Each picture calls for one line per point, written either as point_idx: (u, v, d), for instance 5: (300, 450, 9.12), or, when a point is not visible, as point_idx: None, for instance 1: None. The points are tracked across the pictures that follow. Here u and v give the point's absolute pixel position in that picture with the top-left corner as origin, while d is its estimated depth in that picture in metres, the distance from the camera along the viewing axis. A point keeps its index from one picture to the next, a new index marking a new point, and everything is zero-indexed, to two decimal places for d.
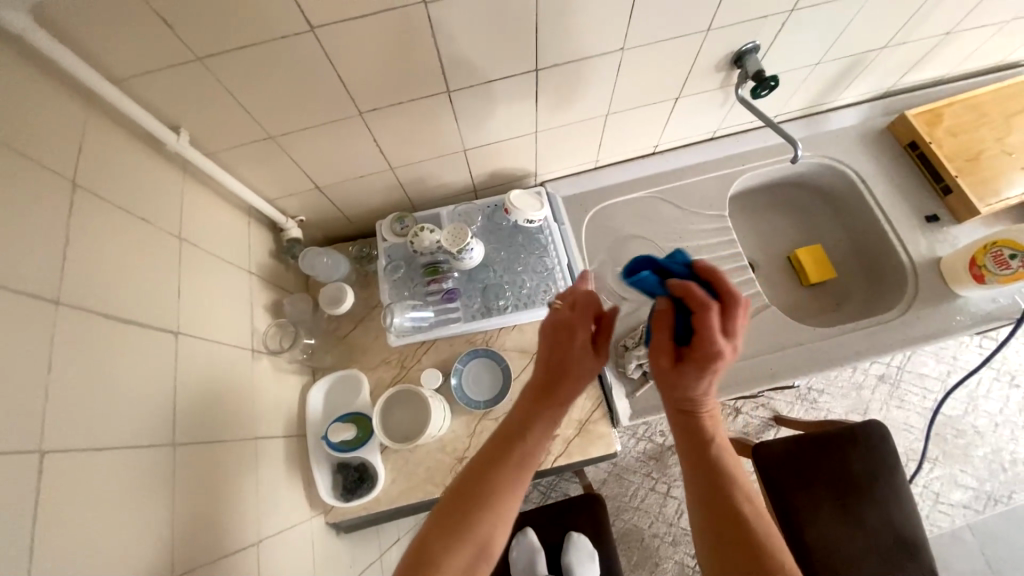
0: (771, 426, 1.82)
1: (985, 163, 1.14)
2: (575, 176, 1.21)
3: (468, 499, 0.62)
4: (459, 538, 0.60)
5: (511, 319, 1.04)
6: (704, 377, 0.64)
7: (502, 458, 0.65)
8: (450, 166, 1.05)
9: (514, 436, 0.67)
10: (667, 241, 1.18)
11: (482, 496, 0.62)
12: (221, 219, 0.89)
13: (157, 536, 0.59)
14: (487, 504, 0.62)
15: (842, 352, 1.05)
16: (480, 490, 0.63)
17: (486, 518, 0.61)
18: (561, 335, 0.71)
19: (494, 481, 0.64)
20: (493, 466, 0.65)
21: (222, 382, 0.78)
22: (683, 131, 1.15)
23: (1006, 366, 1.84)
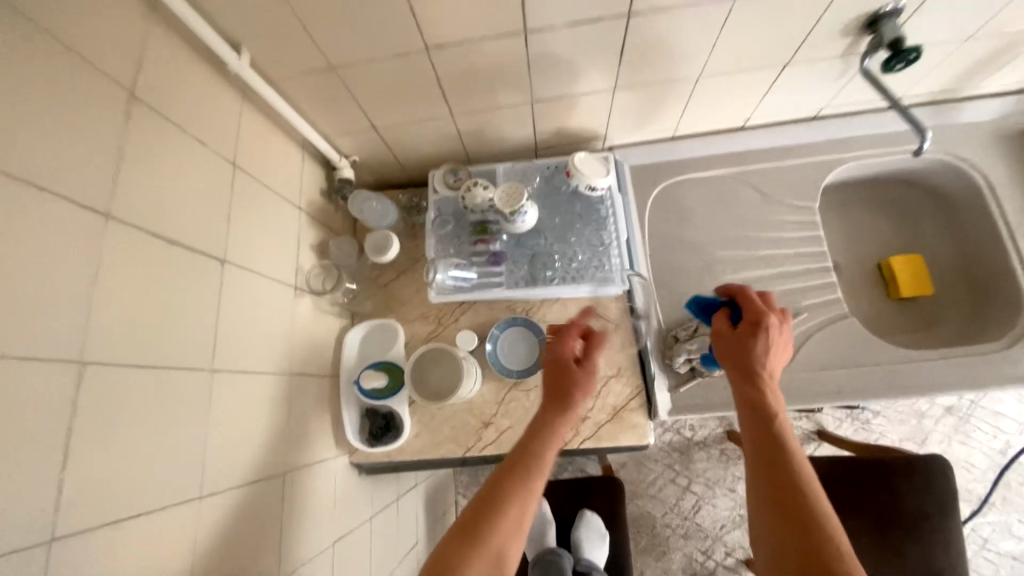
0: (812, 440, 1.69)
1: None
2: (649, 145, 1.09)
3: (488, 508, 0.61)
4: (477, 549, 0.58)
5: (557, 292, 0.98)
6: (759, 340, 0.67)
7: (521, 467, 0.65)
8: (513, 119, 0.96)
9: (530, 450, 0.66)
10: (740, 230, 1.07)
11: (504, 505, 0.61)
12: (276, 150, 0.86)
13: (188, 456, 0.61)
14: (507, 517, 0.60)
15: (925, 379, 0.92)
16: (501, 500, 0.61)
17: (506, 531, 0.60)
18: (558, 364, 0.74)
19: (514, 492, 0.62)
20: (513, 474, 0.64)
21: (263, 316, 0.78)
22: (783, 105, 1.00)
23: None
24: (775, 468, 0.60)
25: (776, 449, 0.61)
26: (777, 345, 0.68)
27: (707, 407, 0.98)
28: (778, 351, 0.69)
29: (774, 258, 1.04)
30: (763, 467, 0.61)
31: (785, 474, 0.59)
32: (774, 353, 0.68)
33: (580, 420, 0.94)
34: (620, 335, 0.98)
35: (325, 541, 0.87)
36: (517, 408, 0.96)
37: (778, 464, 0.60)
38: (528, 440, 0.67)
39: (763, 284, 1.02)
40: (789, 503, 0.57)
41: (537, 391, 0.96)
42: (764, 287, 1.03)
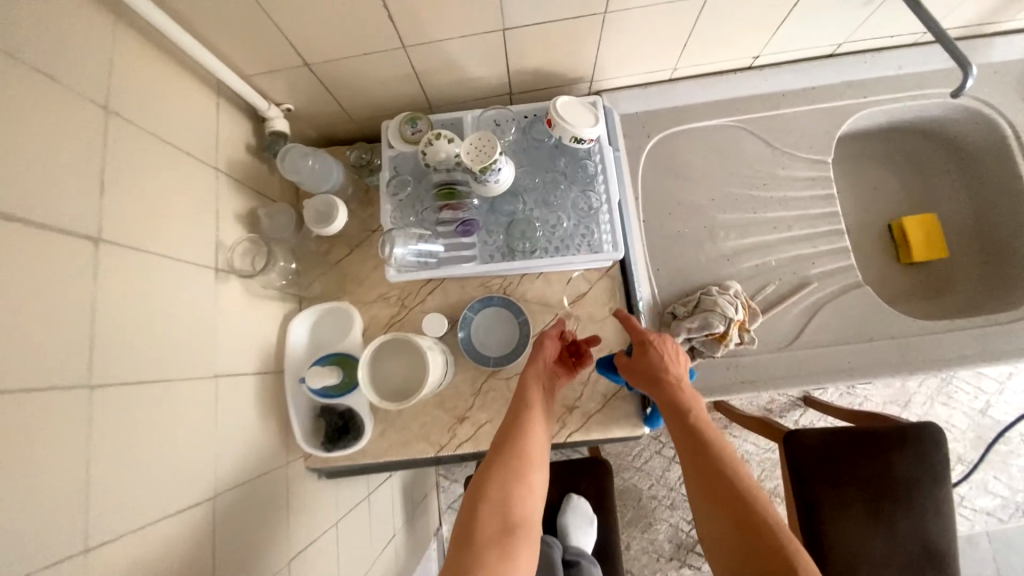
0: (797, 406, 1.61)
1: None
2: (641, 89, 0.93)
3: (494, 455, 0.64)
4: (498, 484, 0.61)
5: (541, 264, 0.83)
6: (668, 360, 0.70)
7: (520, 414, 0.68)
8: (482, 54, 0.78)
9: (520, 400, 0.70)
10: (743, 188, 0.93)
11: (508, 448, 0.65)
12: (176, 94, 0.67)
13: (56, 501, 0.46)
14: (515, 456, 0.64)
15: (946, 353, 0.83)
16: (507, 443, 0.65)
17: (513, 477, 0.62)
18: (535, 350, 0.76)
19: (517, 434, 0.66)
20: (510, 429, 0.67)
21: (167, 309, 0.61)
22: (800, 39, 0.85)
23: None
24: (705, 458, 0.60)
25: (699, 443, 0.62)
26: (669, 361, 0.69)
27: (708, 392, 0.83)
28: (678, 366, 0.69)
29: (782, 221, 0.92)
30: (694, 461, 0.61)
31: (714, 463, 0.60)
32: (670, 369, 0.68)
33: (566, 411, 0.82)
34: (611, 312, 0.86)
35: (278, 562, 0.76)
36: (495, 400, 0.84)
37: (706, 455, 0.60)
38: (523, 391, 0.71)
39: (771, 251, 0.91)
40: (722, 489, 0.58)
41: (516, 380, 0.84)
42: (770, 255, 0.91)
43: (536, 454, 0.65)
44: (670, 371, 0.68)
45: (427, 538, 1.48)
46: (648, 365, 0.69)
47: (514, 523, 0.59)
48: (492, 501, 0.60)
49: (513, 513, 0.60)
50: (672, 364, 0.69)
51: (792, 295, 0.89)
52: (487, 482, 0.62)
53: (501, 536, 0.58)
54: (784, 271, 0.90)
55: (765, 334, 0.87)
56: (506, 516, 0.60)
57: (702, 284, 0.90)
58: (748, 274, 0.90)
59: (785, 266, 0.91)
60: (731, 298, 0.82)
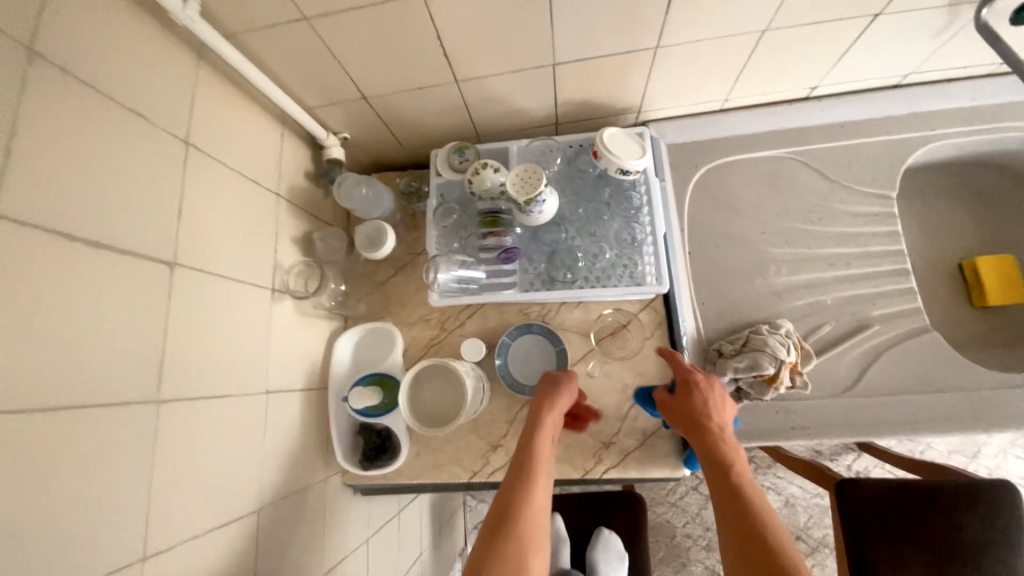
0: (850, 450, 1.49)
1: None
2: (690, 120, 0.91)
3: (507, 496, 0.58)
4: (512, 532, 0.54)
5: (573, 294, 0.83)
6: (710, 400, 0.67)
7: (534, 453, 0.63)
8: (531, 87, 0.80)
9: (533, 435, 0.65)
10: (796, 222, 0.90)
11: (520, 489, 0.59)
12: (246, 127, 0.72)
13: (120, 509, 0.49)
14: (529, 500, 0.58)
15: None
16: (521, 483, 0.59)
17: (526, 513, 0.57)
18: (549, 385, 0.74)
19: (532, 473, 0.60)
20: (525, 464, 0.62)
21: (227, 329, 0.65)
22: (862, 71, 0.81)
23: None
24: (745, 507, 0.56)
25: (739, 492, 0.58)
26: (711, 402, 0.67)
27: (755, 437, 0.79)
28: (722, 408, 0.67)
29: (839, 257, 0.88)
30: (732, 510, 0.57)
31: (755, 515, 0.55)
32: (712, 411, 0.66)
33: (603, 446, 0.80)
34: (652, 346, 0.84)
35: None
36: None
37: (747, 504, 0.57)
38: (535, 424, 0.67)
39: (825, 289, 0.86)
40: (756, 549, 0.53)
41: None
42: (826, 293, 0.87)
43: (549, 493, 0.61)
44: (712, 413, 0.66)
45: (452, 560, 1.46)
46: (689, 403, 0.67)
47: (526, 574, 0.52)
48: (507, 548, 0.53)
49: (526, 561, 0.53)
50: (716, 405, 0.67)
51: (849, 337, 0.84)
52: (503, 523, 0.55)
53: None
54: (840, 311, 0.85)
55: (818, 377, 0.82)
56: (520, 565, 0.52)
57: (750, 322, 0.86)
58: (800, 313, 0.86)
59: (841, 306, 0.86)
60: (782, 340, 0.78)
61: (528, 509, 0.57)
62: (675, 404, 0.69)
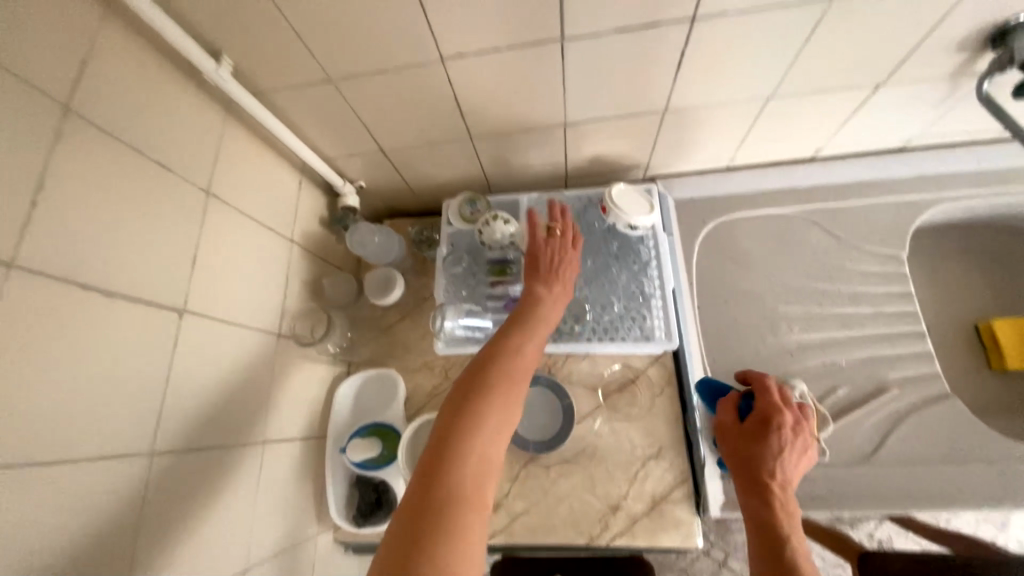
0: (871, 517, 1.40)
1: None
2: (697, 176, 0.93)
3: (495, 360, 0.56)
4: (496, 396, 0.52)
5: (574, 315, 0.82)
6: (780, 443, 0.60)
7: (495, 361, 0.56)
8: (543, 144, 0.83)
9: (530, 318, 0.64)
10: (806, 279, 0.89)
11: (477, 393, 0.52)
12: (266, 176, 0.74)
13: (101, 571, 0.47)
14: (518, 377, 0.56)
15: None
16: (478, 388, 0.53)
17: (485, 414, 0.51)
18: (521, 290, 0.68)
19: (522, 352, 0.59)
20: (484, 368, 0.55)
21: (229, 375, 0.64)
22: (865, 135, 0.83)
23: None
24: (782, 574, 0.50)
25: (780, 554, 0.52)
26: (783, 452, 0.60)
27: None
28: (795, 465, 0.59)
29: (851, 316, 0.86)
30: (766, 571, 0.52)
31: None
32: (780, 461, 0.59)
33: (611, 510, 0.76)
34: (661, 402, 0.82)
35: None
36: (533, 489, 0.79)
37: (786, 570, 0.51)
38: (535, 307, 0.65)
39: (837, 350, 0.84)
40: None
41: (556, 470, 0.79)
42: (841, 353, 0.85)
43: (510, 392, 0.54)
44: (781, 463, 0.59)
45: None
46: (757, 442, 0.61)
47: (495, 451, 0.50)
48: (489, 422, 0.50)
49: (502, 433, 0.51)
50: (790, 458, 0.60)
51: (866, 401, 0.81)
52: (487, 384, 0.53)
53: (483, 463, 0.48)
54: (856, 372, 0.83)
55: (836, 443, 0.79)
56: (494, 440, 0.50)
57: None
58: (815, 373, 0.84)
59: (856, 367, 0.83)
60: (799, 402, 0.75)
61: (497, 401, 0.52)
62: (740, 437, 0.63)
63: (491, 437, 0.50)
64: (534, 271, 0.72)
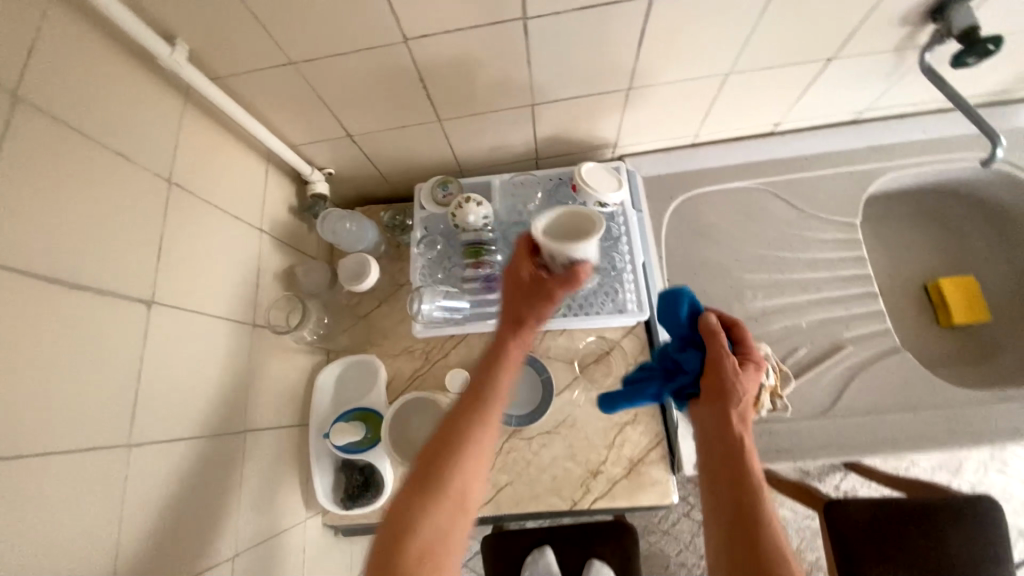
0: (838, 469, 1.50)
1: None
2: (663, 154, 0.96)
3: (445, 444, 0.53)
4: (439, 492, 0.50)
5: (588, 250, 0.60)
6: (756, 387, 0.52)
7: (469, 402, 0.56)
8: (512, 125, 0.83)
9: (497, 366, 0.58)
10: (769, 249, 0.93)
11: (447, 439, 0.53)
12: (230, 164, 0.73)
13: (89, 561, 0.47)
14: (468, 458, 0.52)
15: (994, 427, 0.78)
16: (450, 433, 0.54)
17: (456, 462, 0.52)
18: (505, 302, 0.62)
19: (482, 428, 0.54)
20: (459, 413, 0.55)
21: (202, 365, 0.64)
22: (822, 107, 0.87)
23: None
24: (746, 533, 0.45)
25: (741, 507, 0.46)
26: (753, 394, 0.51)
27: None
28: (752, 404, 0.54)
29: (811, 281, 0.91)
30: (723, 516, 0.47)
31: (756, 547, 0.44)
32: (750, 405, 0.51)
33: (590, 476, 0.80)
34: None
35: None
36: (516, 461, 0.82)
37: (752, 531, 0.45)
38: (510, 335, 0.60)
39: (798, 314, 0.89)
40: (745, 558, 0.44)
41: (537, 443, 0.82)
42: (802, 317, 0.89)
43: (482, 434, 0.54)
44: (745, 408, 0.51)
45: None
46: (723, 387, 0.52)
47: (451, 531, 0.49)
48: (428, 519, 0.48)
49: (454, 521, 0.50)
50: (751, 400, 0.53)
51: (825, 360, 0.86)
52: (432, 477, 0.51)
53: (433, 551, 0.47)
54: (816, 334, 0.88)
55: (799, 400, 0.84)
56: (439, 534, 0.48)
57: None
58: (778, 336, 0.88)
59: (815, 328, 0.88)
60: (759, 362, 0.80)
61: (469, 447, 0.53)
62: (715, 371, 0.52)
63: (437, 532, 0.48)
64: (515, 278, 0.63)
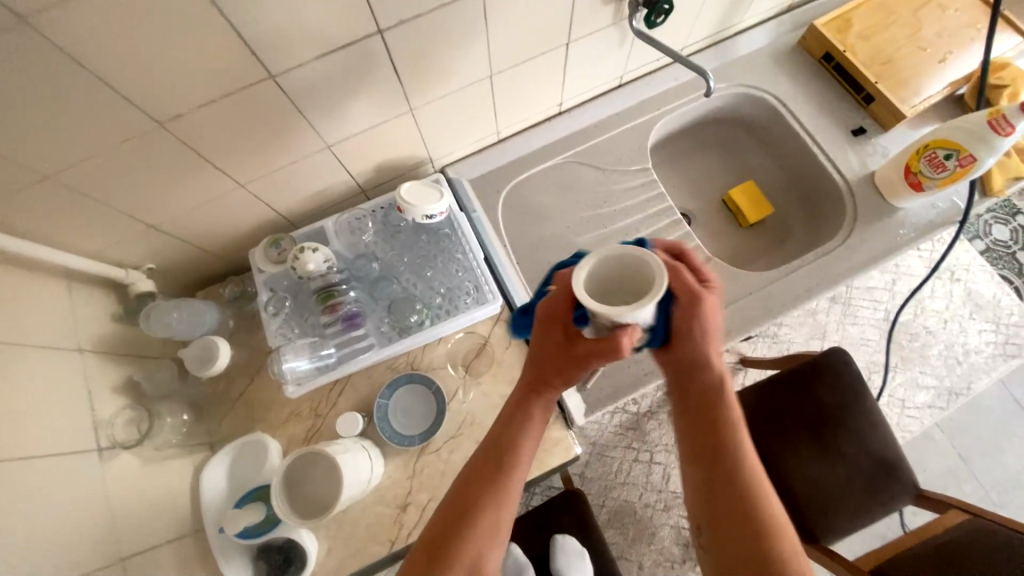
0: (738, 369, 1.71)
1: (989, 83, 1.04)
2: (478, 154, 1.05)
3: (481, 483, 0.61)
4: (476, 518, 0.59)
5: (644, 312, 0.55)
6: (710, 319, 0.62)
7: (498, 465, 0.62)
8: (320, 169, 0.86)
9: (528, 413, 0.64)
10: (592, 208, 1.06)
11: (478, 504, 0.60)
12: (20, 293, 0.68)
13: None
14: (501, 487, 0.61)
15: (793, 293, 0.97)
16: (479, 498, 0.60)
17: (487, 524, 0.59)
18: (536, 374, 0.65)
19: (514, 472, 0.62)
20: (489, 480, 0.61)
21: (44, 511, 0.58)
22: (583, 80, 1.00)
23: (957, 263, 1.76)
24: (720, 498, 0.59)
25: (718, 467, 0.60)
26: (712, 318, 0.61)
27: (618, 395, 0.92)
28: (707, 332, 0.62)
29: (633, 225, 1.05)
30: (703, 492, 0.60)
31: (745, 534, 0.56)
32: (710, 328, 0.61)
33: None
34: (513, 352, 0.91)
35: None
36: (433, 475, 0.84)
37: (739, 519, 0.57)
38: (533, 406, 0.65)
39: None
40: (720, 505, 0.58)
41: (446, 449, 0.85)
42: None
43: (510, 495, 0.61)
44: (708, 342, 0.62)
45: None
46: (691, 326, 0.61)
47: None
48: (468, 540, 0.58)
49: (494, 538, 0.59)
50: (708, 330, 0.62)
51: None
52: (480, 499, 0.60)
53: None
54: None
55: None
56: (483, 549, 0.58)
57: None
58: None
59: None
60: None
61: (494, 505, 0.60)
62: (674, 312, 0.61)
63: (481, 551, 0.58)
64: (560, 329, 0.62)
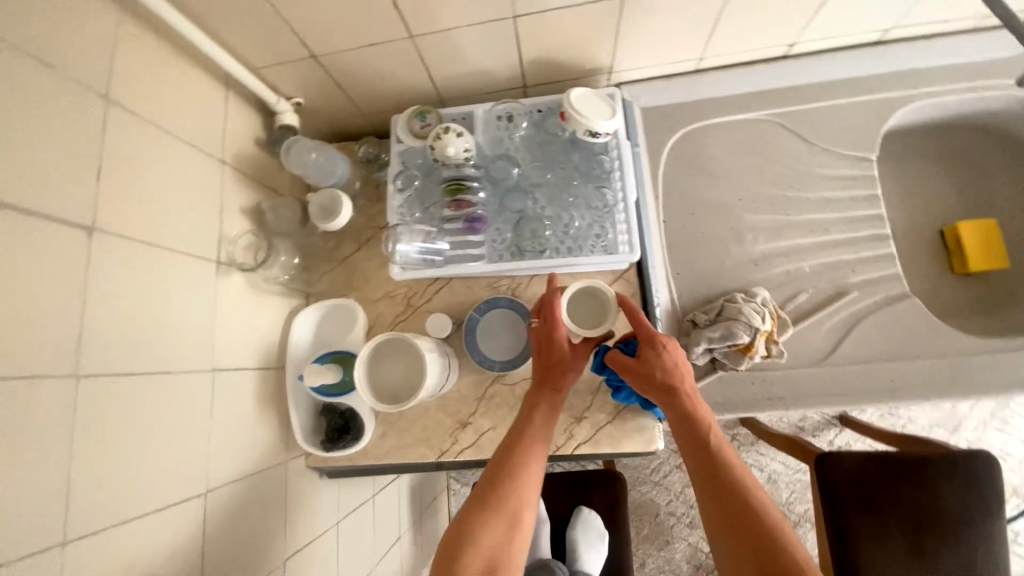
0: (832, 425, 1.48)
1: None
2: (665, 80, 0.86)
3: (496, 478, 0.58)
4: (494, 512, 0.55)
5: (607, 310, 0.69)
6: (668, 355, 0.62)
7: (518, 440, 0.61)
8: (490, 45, 0.75)
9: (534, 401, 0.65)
10: (773, 188, 0.87)
11: (507, 469, 0.58)
12: (181, 86, 0.67)
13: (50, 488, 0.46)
14: (516, 485, 0.57)
15: (1001, 376, 0.74)
16: (506, 463, 0.59)
17: (514, 492, 0.57)
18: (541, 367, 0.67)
19: (534, 449, 0.61)
20: (510, 451, 0.60)
21: (161, 300, 0.60)
22: (843, 28, 0.76)
23: None
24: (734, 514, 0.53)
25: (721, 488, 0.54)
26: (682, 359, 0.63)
27: (727, 408, 0.78)
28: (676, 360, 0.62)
29: (818, 224, 0.85)
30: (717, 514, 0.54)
31: (777, 565, 0.49)
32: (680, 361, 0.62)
33: (574, 421, 0.77)
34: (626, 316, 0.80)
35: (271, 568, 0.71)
36: (500, 407, 0.79)
37: (755, 535, 0.51)
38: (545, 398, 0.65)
39: (801, 258, 0.84)
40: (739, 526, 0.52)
41: (522, 387, 0.79)
42: (803, 261, 0.84)
43: (529, 473, 0.59)
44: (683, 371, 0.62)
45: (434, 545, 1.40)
46: (664, 367, 0.61)
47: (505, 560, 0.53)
48: (484, 534, 0.54)
49: (520, 515, 0.56)
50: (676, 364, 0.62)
51: (824, 307, 0.82)
52: (506, 462, 0.59)
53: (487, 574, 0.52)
54: (814, 279, 0.83)
55: (794, 347, 0.80)
56: (499, 549, 0.53)
57: (727, 291, 0.84)
58: (775, 281, 0.84)
59: (817, 273, 0.84)
60: (756, 309, 0.77)
61: (519, 477, 0.58)
62: (651, 358, 0.62)
63: (515, 510, 0.56)
64: (557, 338, 0.66)
